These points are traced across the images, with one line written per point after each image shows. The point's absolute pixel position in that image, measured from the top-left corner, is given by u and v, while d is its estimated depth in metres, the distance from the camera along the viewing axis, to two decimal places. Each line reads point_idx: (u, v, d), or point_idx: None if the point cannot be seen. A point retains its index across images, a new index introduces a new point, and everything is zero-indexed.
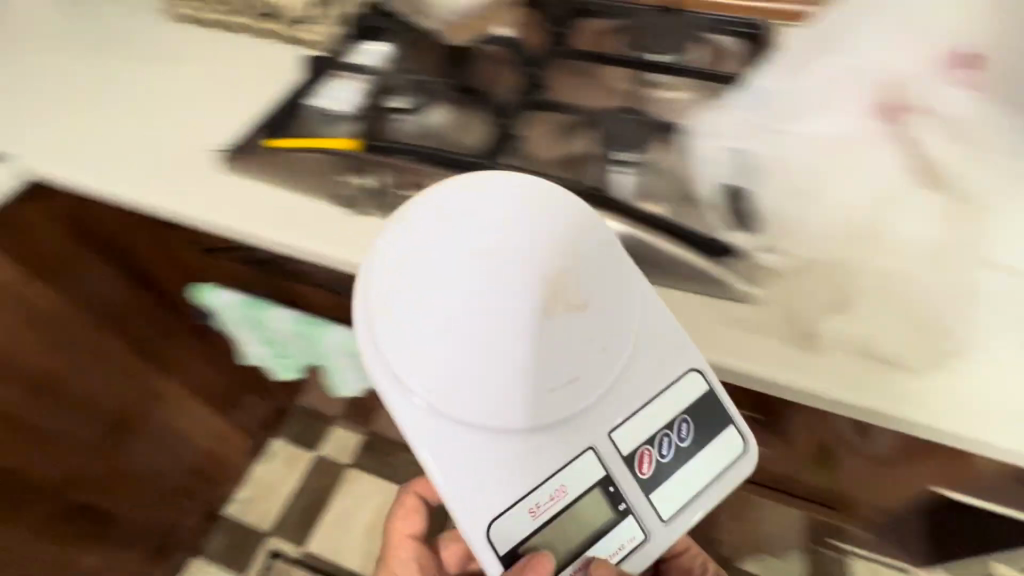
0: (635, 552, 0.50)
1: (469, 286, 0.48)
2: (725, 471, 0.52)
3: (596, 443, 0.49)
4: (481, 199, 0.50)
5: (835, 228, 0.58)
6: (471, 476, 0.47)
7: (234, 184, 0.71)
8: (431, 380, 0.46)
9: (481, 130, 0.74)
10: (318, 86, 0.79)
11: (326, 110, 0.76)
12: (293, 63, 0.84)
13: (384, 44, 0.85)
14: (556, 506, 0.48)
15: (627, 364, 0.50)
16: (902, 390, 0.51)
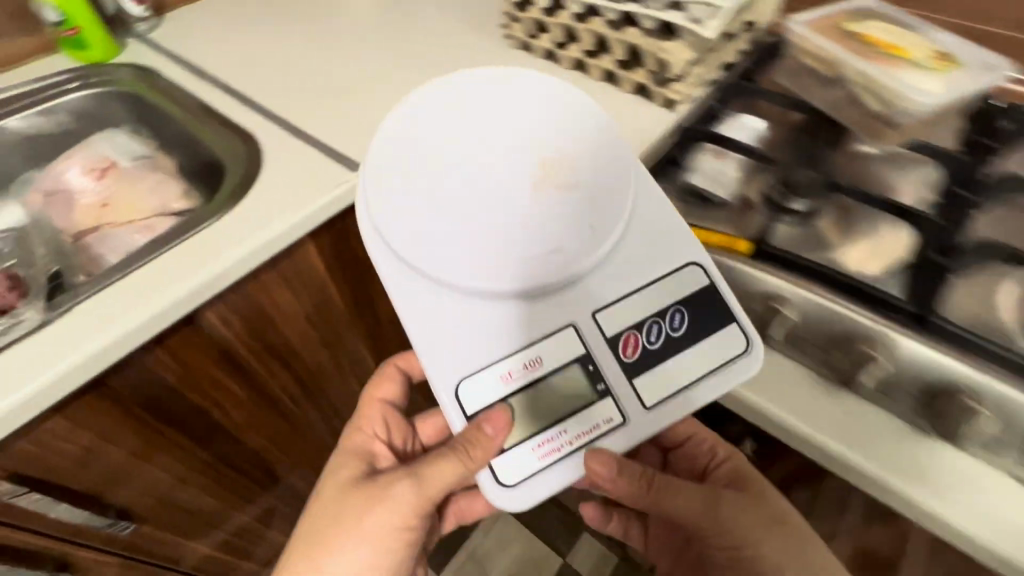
0: (611, 432, 0.52)
1: (487, 177, 0.54)
2: (733, 364, 0.53)
3: (579, 323, 0.53)
4: (489, 110, 0.56)
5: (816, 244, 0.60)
6: (447, 342, 0.51)
7: None
8: (418, 252, 0.52)
9: (901, 264, 0.58)
10: (687, 161, 0.69)
11: (700, 194, 0.66)
12: (654, 129, 0.76)
13: (760, 121, 0.73)
14: (529, 376, 0.52)
15: (609, 258, 0.54)
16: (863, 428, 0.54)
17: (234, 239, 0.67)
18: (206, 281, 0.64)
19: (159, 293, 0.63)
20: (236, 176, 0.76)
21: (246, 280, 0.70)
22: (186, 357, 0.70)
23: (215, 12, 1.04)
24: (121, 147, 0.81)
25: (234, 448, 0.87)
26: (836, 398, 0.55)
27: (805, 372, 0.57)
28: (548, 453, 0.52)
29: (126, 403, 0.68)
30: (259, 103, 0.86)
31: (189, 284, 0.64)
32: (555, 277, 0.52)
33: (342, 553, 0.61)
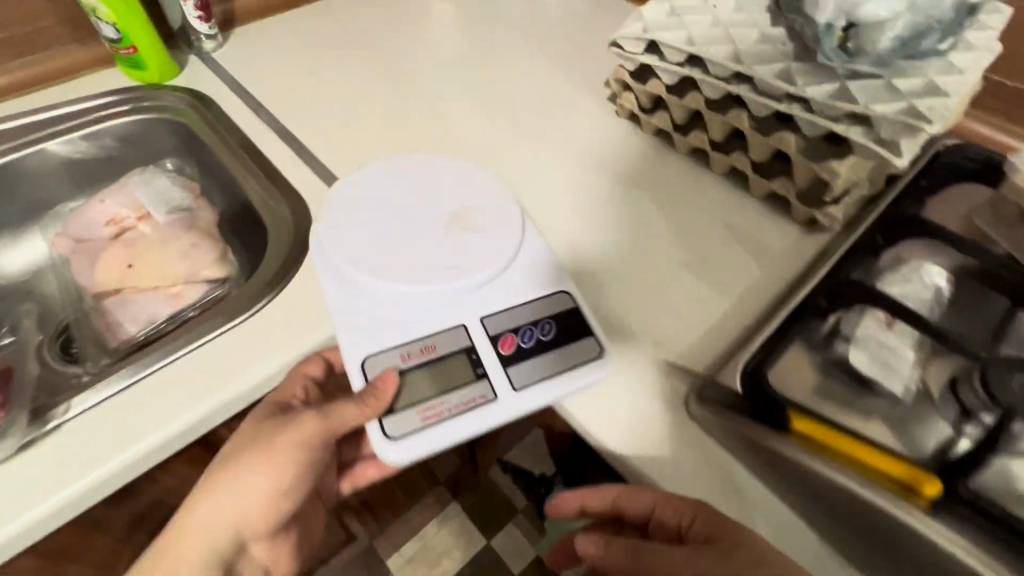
0: (481, 410, 0.51)
1: (410, 212, 0.62)
2: (586, 371, 0.53)
3: (469, 323, 0.55)
4: (421, 173, 0.66)
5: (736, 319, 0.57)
6: (360, 329, 0.54)
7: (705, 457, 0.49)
8: (345, 259, 0.58)
9: None
10: (843, 321, 0.53)
11: (856, 374, 0.50)
12: (789, 258, 0.62)
13: (948, 278, 0.55)
14: (419, 360, 0.53)
15: (502, 275, 0.58)
16: None
17: (258, 354, 0.58)
18: (216, 408, 0.55)
19: (166, 414, 0.54)
20: (279, 253, 0.66)
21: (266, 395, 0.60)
22: (187, 470, 0.62)
23: (287, 36, 0.94)
24: (161, 196, 0.71)
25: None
26: None
27: None
28: (429, 417, 0.51)
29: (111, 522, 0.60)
30: (314, 154, 0.76)
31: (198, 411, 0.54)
32: (451, 284, 0.56)
33: (244, 490, 0.53)
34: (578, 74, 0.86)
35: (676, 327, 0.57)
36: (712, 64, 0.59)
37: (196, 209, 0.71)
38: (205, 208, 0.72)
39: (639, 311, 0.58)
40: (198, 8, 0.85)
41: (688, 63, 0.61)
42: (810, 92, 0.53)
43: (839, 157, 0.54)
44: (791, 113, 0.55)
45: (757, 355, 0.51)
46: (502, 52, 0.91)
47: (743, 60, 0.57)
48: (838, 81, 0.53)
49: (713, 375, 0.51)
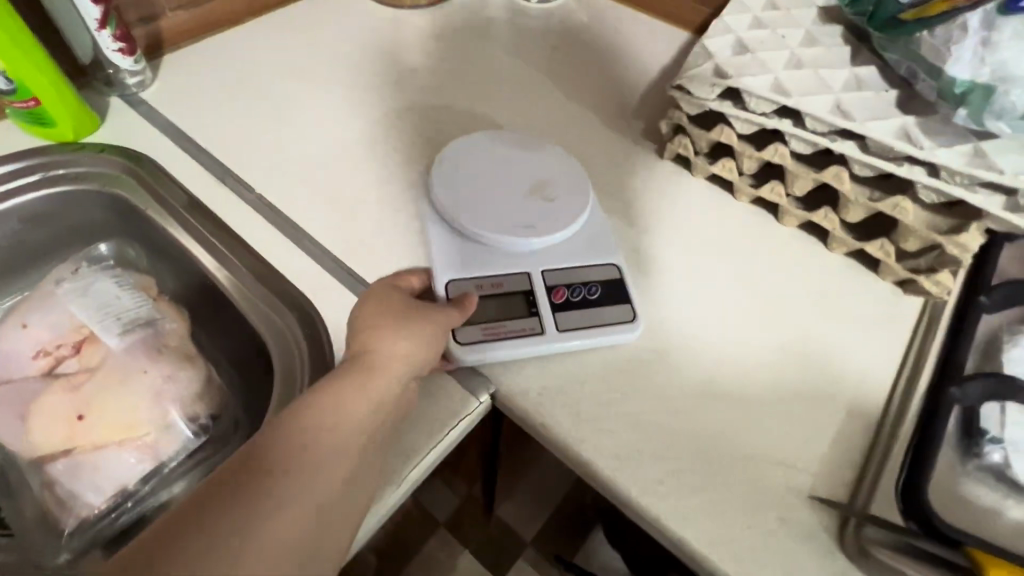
0: (527, 341, 0.50)
1: (510, 168, 0.59)
2: (614, 329, 0.51)
3: (532, 272, 0.54)
4: (528, 138, 0.62)
5: (865, 405, 0.50)
6: (444, 252, 0.54)
7: None
8: (449, 191, 0.57)
9: None
10: (983, 417, 0.47)
11: (1010, 478, 0.45)
12: (897, 329, 0.55)
13: None
14: (485, 292, 0.52)
15: (566, 237, 0.56)
16: None
17: None
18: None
19: None
20: (294, 380, 0.51)
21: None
22: None
23: (234, 62, 0.75)
24: (109, 310, 0.54)
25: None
26: None
27: None
28: (491, 331, 0.50)
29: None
30: (302, 227, 0.59)
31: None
32: (524, 241, 0.54)
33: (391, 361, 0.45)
34: (605, 100, 0.73)
35: (803, 436, 0.48)
36: (812, 119, 0.50)
37: (162, 324, 0.55)
38: (174, 319, 0.56)
39: (755, 419, 0.49)
40: (116, 38, 0.66)
41: (776, 113, 0.52)
42: (942, 158, 0.46)
43: (965, 226, 0.48)
44: (913, 179, 0.48)
45: (907, 472, 0.44)
46: (508, 74, 0.77)
47: (852, 115, 0.49)
48: (971, 143, 0.46)
49: (863, 505, 0.44)
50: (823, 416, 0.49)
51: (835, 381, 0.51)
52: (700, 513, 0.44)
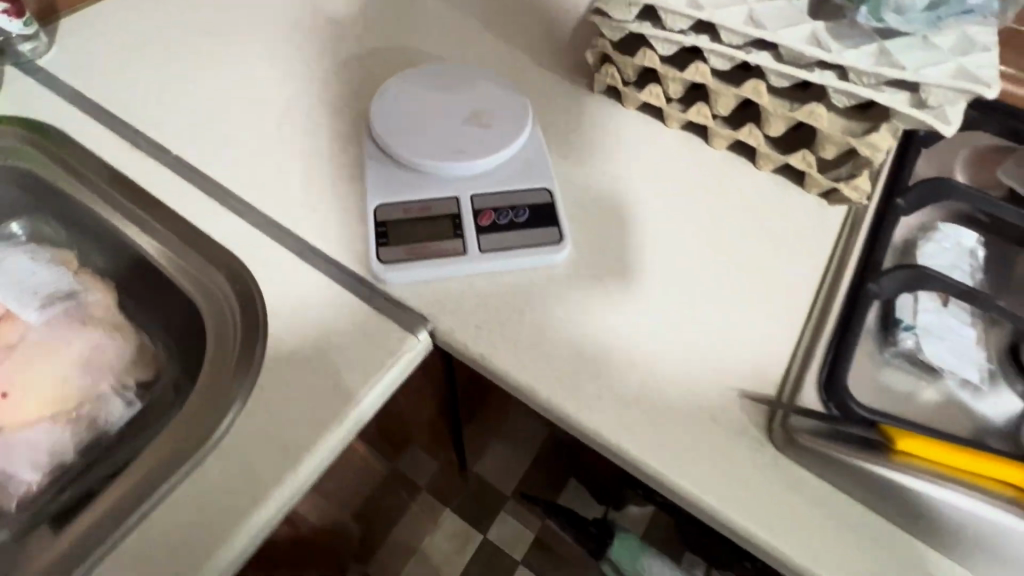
0: (449, 262, 0.50)
1: (449, 97, 0.59)
2: (539, 249, 0.51)
3: (460, 196, 0.53)
4: (475, 68, 0.62)
5: (791, 310, 0.52)
6: (375, 180, 0.54)
7: (808, 490, 0.43)
8: (384, 120, 0.57)
9: None
10: (898, 308, 0.49)
11: (924, 361, 0.48)
12: (822, 239, 0.57)
13: (978, 241, 0.54)
14: (412, 217, 0.52)
15: (498, 164, 0.55)
16: None
17: (237, 496, 0.42)
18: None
19: None
20: (228, 340, 0.50)
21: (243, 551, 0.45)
22: None
23: (139, 22, 0.71)
24: (25, 285, 0.52)
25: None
26: None
27: None
28: (417, 254, 0.50)
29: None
30: (224, 186, 0.57)
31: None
32: (453, 166, 0.54)
33: None
34: (535, 37, 0.71)
35: (737, 346, 0.50)
36: (727, 32, 0.50)
37: (85, 296, 0.52)
38: (97, 290, 0.53)
39: (690, 333, 0.50)
40: None
41: (694, 30, 0.52)
42: (848, 59, 0.47)
43: (875, 126, 0.50)
44: (824, 83, 0.49)
45: (827, 366, 0.47)
46: (434, 16, 0.74)
47: (766, 24, 0.49)
48: (877, 43, 0.47)
49: (790, 398, 0.46)
50: (751, 324, 0.51)
51: (763, 290, 0.53)
52: (639, 425, 0.46)
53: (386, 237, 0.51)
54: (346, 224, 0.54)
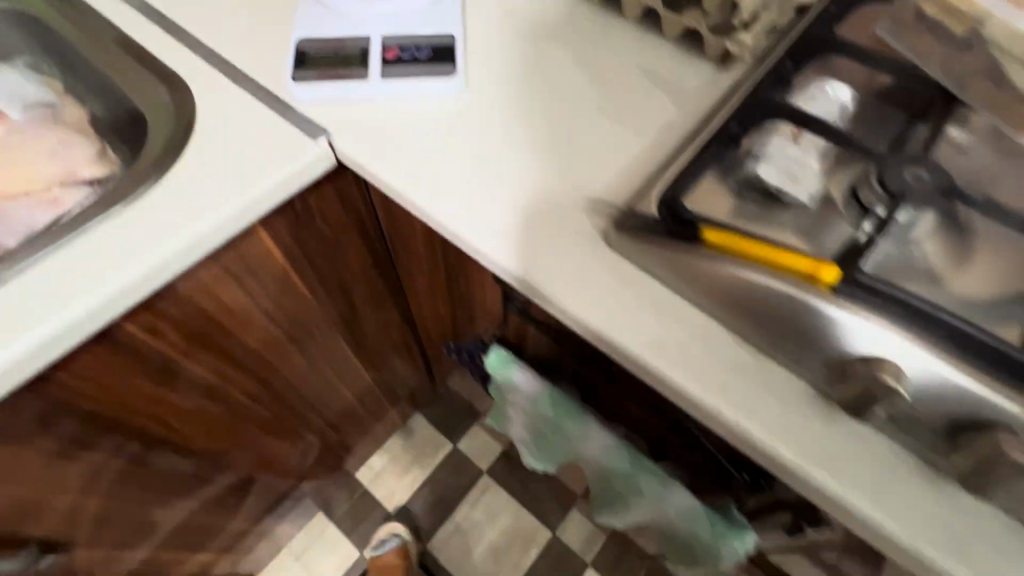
0: (353, 85, 0.58)
1: None
2: (433, 81, 0.59)
3: (371, 36, 0.61)
4: None
5: (656, 147, 0.57)
6: (303, 21, 0.63)
7: (625, 274, 0.49)
8: None
9: (984, 288, 0.46)
10: (749, 141, 0.53)
11: (761, 185, 0.51)
12: (704, 95, 0.61)
13: (849, 93, 0.55)
14: (328, 50, 0.61)
15: (411, 16, 0.63)
16: (804, 428, 0.41)
17: (143, 244, 0.51)
18: (101, 305, 0.49)
19: (38, 318, 0.48)
20: (161, 137, 0.58)
21: (157, 296, 0.54)
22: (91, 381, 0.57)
23: None
24: (15, 94, 0.65)
25: (189, 467, 0.79)
26: (904, 472, 0.39)
27: (884, 445, 0.40)
28: (327, 78, 0.59)
29: (44, 460, 0.59)
30: (174, 19, 0.65)
31: (76, 308, 0.48)
32: (371, 14, 0.63)
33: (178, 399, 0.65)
34: None
35: (596, 169, 0.55)
36: None
37: (62, 107, 0.65)
38: (72, 106, 0.66)
39: (555, 158, 0.56)
40: None
41: None
42: None
43: None
44: None
45: (669, 183, 0.52)
46: None
47: None
48: None
49: (630, 206, 0.51)
50: (614, 155, 0.56)
51: (635, 130, 0.58)
52: (492, 221, 0.52)
53: (303, 65, 0.60)
54: (274, 55, 0.62)
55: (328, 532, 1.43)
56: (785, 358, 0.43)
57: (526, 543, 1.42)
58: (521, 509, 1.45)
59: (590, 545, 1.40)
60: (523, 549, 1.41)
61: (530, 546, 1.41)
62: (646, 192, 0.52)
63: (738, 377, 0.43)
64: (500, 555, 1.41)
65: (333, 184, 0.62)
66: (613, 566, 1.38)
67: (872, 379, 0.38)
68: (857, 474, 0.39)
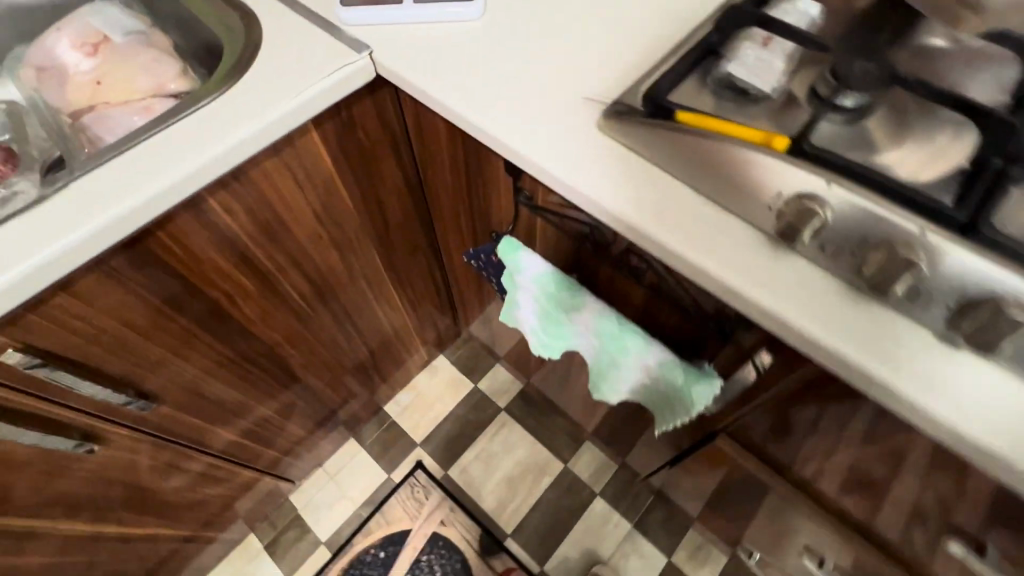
0: (388, 7, 0.70)
1: None
2: (456, 3, 0.69)
3: None
4: None
5: (646, 57, 0.66)
6: None
7: (613, 152, 0.58)
8: None
9: (924, 159, 0.54)
10: (723, 46, 0.62)
11: (730, 79, 0.60)
12: (691, 16, 0.70)
13: (816, 6, 0.64)
14: None
15: None
16: (752, 263, 0.50)
17: (224, 128, 0.63)
18: (193, 173, 0.60)
19: (147, 177, 0.59)
20: (235, 53, 0.71)
21: (233, 177, 0.66)
22: (179, 254, 0.67)
23: None
24: (117, 24, 0.78)
25: (248, 357, 0.90)
26: (833, 295, 0.48)
27: (819, 274, 0.49)
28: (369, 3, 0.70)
29: (135, 333, 0.69)
30: None
31: (177, 173, 0.59)
32: None
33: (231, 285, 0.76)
34: None
35: (592, 73, 0.65)
36: None
37: (153, 35, 0.78)
38: (162, 36, 0.79)
39: (557, 65, 0.66)
40: None
41: None
42: None
43: None
44: None
45: (652, 81, 0.61)
46: None
47: None
48: None
49: (619, 98, 0.61)
50: (610, 63, 0.66)
51: (629, 43, 0.67)
52: (503, 112, 0.62)
53: None
54: None
55: (359, 457, 1.56)
56: (738, 209, 0.52)
57: (540, 472, 1.52)
58: (536, 443, 1.56)
59: (599, 476, 1.50)
60: (537, 478, 1.51)
61: (544, 476, 1.51)
62: (633, 88, 0.61)
63: (701, 226, 0.53)
64: (516, 483, 1.51)
65: (372, 99, 0.74)
66: (621, 495, 1.48)
67: (799, 208, 0.47)
68: (794, 294, 0.48)
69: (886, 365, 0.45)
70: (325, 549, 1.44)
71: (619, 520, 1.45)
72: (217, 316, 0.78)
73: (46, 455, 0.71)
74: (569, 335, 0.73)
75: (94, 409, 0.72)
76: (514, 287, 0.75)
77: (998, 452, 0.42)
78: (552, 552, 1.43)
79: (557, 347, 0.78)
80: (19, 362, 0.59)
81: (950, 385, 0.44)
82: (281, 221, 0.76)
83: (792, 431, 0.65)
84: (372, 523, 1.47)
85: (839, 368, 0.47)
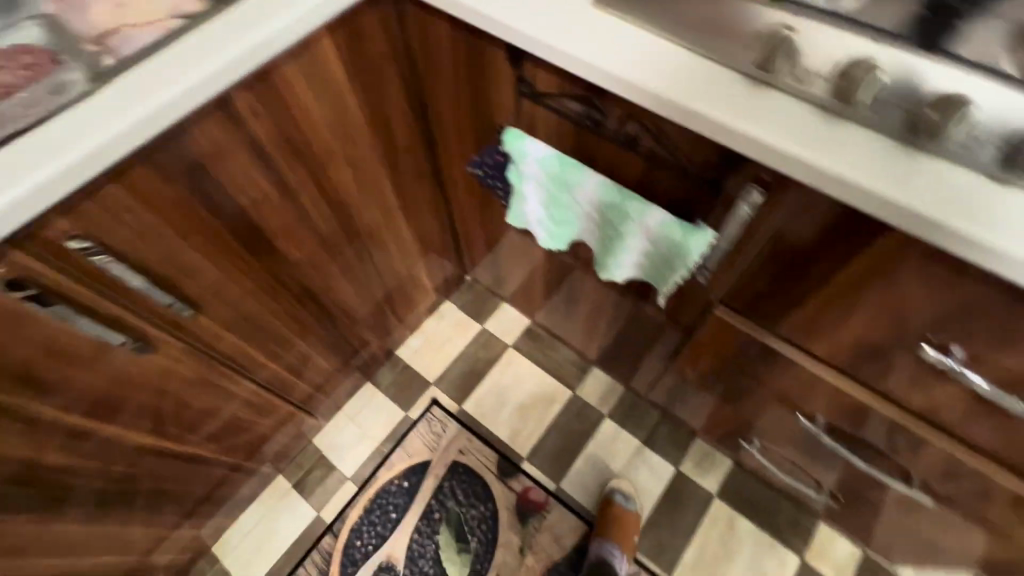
0: None
1: None
2: None
3: None
4: None
5: None
6: None
7: (606, 22, 0.64)
8: None
9: None
10: None
11: None
12: None
13: None
14: None
15: None
16: (733, 97, 0.57)
17: (245, 27, 0.67)
18: (224, 67, 0.65)
19: (180, 70, 0.64)
20: None
21: (255, 77, 0.71)
22: (210, 153, 0.72)
23: None
24: None
25: (274, 274, 0.96)
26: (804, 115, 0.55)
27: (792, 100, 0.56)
28: None
29: (174, 231, 0.75)
30: None
31: (209, 66, 0.64)
32: None
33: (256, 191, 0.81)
34: None
35: None
36: None
37: None
38: None
39: None
40: None
41: None
42: None
43: None
44: None
45: None
46: None
47: None
48: None
49: None
50: None
51: None
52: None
53: None
54: None
55: (377, 399, 1.62)
56: (719, 54, 0.58)
57: (550, 401, 1.60)
58: (544, 374, 1.63)
59: (606, 400, 1.58)
60: (548, 406, 1.59)
61: (554, 403, 1.59)
62: None
63: (690, 74, 0.59)
64: (527, 412, 1.59)
65: (377, 9, 0.79)
66: (628, 415, 1.56)
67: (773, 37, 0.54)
68: (771, 117, 0.55)
69: (849, 165, 0.52)
70: (352, 484, 1.52)
71: (627, 438, 1.54)
72: (245, 224, 0.83)
73: (102, 352, 0.78)
74: (573, 213, 0.82)
75: (142, 309, 0.79)
76: (521, 177, 0.83)
77: (944, 222, 0.49)
78: (566, 471, 1.51)
79: (565, 230, 0.86)
80: (80, 248, 0.66)
81: (906, 177, 0.51)
82: (299, 130, 0.81)
83: (783, 278, 0.71)
84: (395, 457, 1.54)
85: (811, 175, 0.54)
